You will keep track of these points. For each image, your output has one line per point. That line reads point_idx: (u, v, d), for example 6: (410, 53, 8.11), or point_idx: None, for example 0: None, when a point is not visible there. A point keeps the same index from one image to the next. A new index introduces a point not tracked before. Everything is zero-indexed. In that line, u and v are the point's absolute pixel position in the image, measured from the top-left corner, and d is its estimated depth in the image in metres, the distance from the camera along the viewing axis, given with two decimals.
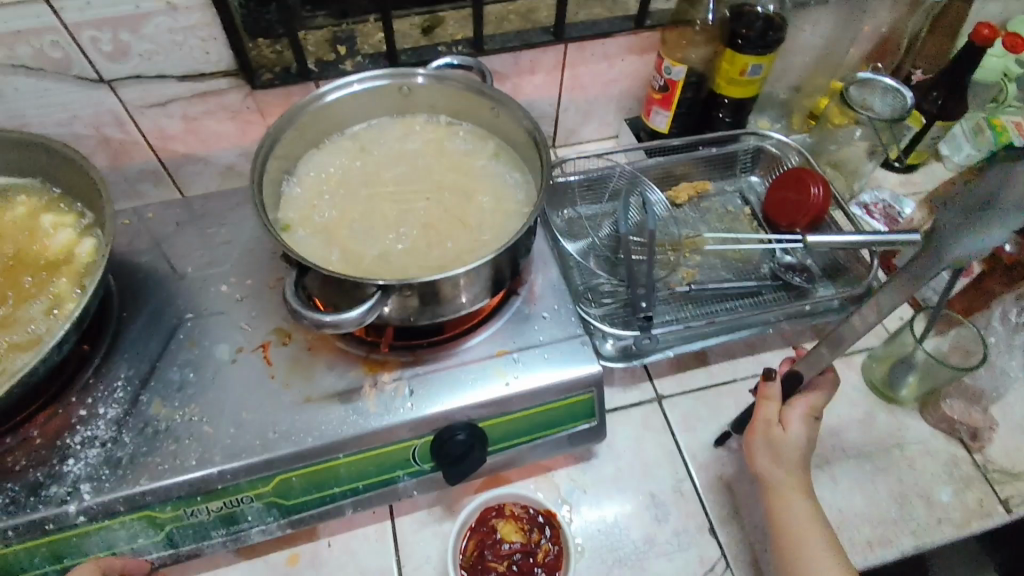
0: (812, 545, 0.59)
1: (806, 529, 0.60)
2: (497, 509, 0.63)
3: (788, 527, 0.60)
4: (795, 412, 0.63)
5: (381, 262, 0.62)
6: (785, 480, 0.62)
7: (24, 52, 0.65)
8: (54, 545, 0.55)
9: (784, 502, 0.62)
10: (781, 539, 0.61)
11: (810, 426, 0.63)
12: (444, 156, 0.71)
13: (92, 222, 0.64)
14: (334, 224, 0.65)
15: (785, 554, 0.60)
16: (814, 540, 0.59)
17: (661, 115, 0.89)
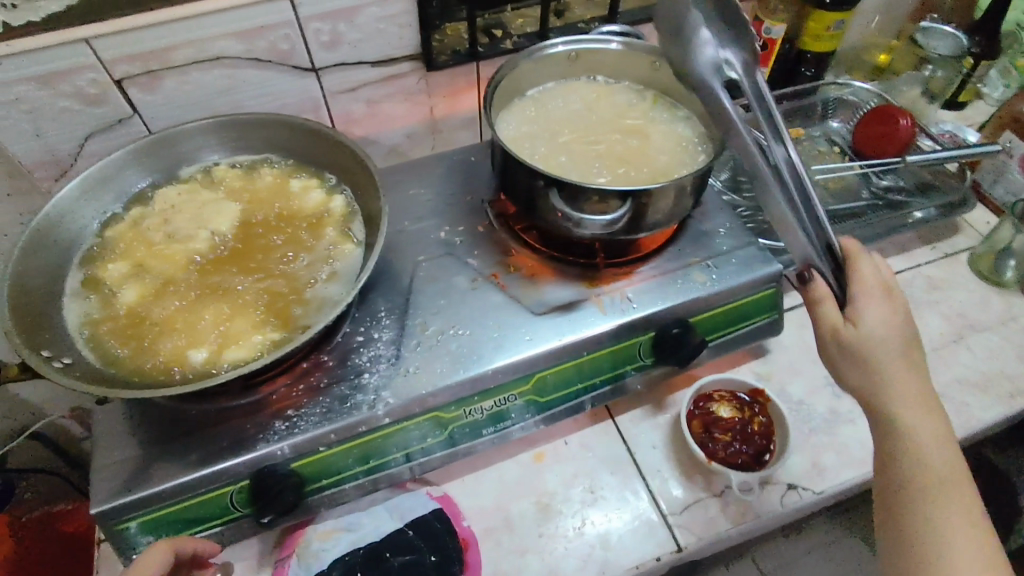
0: (922, 454, 0.54)
1: (910, 434, 0.55)
2: (708, 395, 0.75)
3: (894, 437, 0.55)
4: (873, 301, 0.57)
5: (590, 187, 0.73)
6: (901, 384, 0.56)
7: (260, 45, 0.76)
8: (364, 446, 0.65)
9: (885, 421, 0.56)
10: (886, 449, 0.56)
11: (887, 311, 0.57)
12: (613, 109, 0.82)
13: (338, 181, 0.74)
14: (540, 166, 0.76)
15: (887, 459, 0.56)
16: (925, 446, 0.54)
17: (758, 72, 1.03)
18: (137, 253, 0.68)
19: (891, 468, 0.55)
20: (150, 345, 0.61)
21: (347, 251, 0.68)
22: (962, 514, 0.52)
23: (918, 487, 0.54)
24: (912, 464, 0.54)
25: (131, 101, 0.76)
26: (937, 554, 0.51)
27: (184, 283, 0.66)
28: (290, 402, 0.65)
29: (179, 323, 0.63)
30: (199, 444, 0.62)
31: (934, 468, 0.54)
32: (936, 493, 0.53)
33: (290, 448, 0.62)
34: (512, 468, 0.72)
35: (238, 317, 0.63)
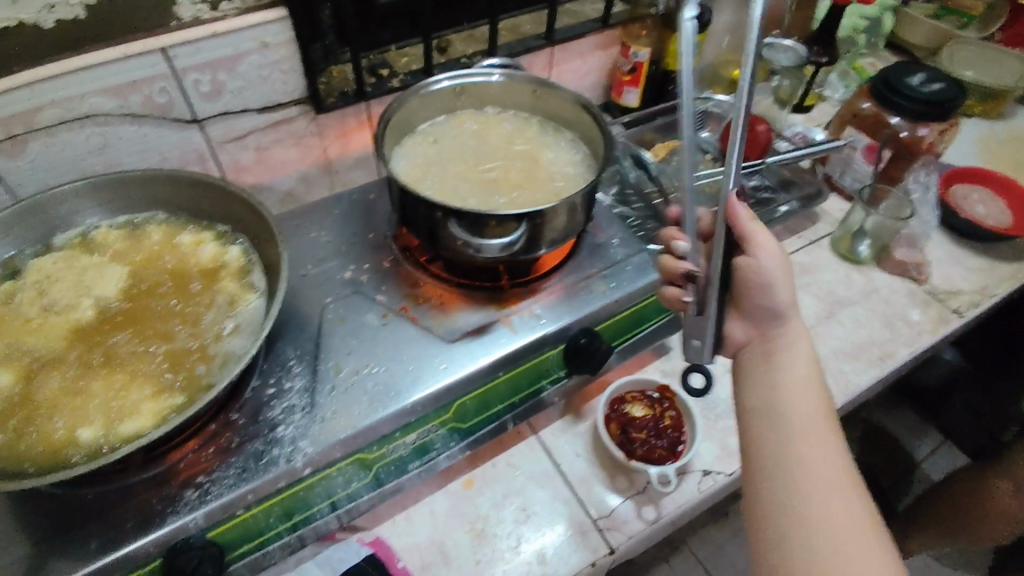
0: (801, 371, 0.62)
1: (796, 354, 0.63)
2: (621, 398, 0.78)
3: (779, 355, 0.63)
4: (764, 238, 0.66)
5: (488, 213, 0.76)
6: (784, 313, 0.65)
7: (135, 100, 0.75)
8: (286, 502, 0.62)
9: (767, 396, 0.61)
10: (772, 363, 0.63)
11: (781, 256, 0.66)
12: (500, 135, 0.86)
13: (231, 232, 0.73)
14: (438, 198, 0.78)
15: (771, 372, 0.62)
16: (804, 367, 0.62)
17: (632, 92, 1.11)
18: (7, 330, 0.63)
19: (770, 381, 0.62)
20: (32, 427, 0.56)
21: (248, 302, 0.66)
22: (829, 425, 0.58)
23: (792, 395, 0.60)
24: (787, 378, 0.61)
25: None
26: (803, 449, 0.56)
27: (67, 356, 0.61)
28: (200, 468, 0.61)
29: (65, 400, 0.58)
30: (100, 528, 0.58)
31: (808, 384, 0.60)
32: (808, 402, 0.59)
33: (204, 517, 0.58)
34: (443, 500, 0.72)
35: (133, 385, 0.59)
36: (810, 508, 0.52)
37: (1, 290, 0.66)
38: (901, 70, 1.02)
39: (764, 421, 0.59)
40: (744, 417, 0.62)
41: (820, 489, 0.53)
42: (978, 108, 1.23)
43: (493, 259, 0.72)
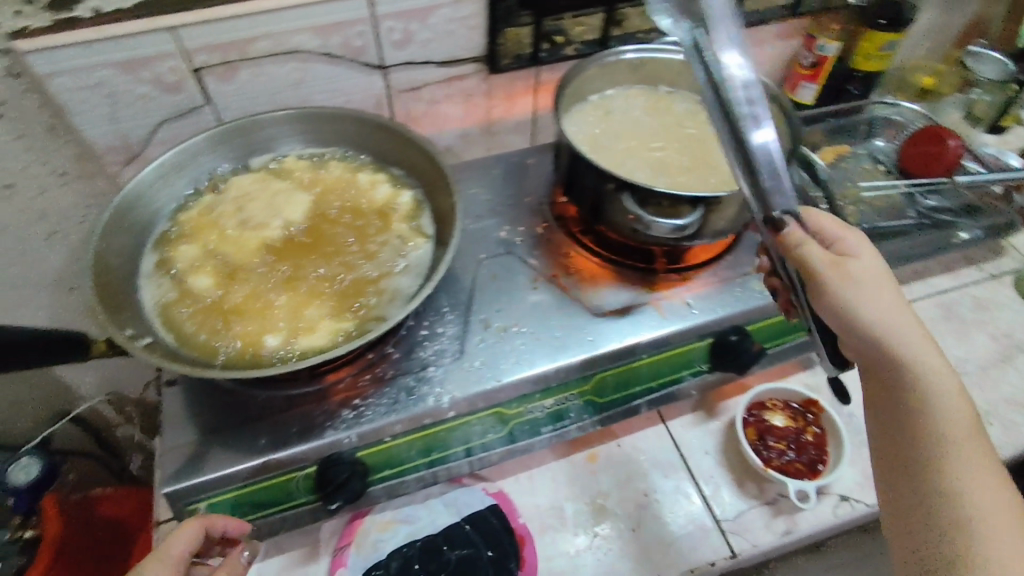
0: (928, 382, 0.50)
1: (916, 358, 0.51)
2: (761, 403, 0.75)
3: (896, 364, 0.51)
4: (837, 228, 0.56)
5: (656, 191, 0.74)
6: (890, 306, 0.52)
7: (335, 41, 0.79)
8: (428, 439, 0.65)
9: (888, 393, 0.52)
10: (889, 380, 0.52)
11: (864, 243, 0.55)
12: (672, 116, 0.84)
13: (405, 176, 0.76)
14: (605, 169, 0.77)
15: (893, 395, 0.52)
16: (932, 368, 0.51)
17: (808, 88, 1.05)
18: (208, 239, 0.70)
19: (892, 404, 0.52)
20: (224, 328, 0.62)
21: (418, 244, 0.69)
22: (976, 443, 0.49)
23: (927, 418, 0.50)
24: (915, 396, 0.50)
25: (204, 91, 0.78)
26: (958, 487, 0.47)
27: (256, 269, 0.67)
28: (356, 392, 0.65)
29: (252, 308, 0.64)
30: (268, 428, 0.63)
31: (942, 394, 0.50)
32: (948, 423, 0.49)
33: (357, 437, 0.62)
34: (566, 468, 0.73)
35: (311, 305, 0.64)
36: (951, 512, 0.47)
37: (205, 202, 0.73)
38: None
39: (897, 462, 0.51)
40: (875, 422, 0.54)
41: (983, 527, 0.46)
42: None
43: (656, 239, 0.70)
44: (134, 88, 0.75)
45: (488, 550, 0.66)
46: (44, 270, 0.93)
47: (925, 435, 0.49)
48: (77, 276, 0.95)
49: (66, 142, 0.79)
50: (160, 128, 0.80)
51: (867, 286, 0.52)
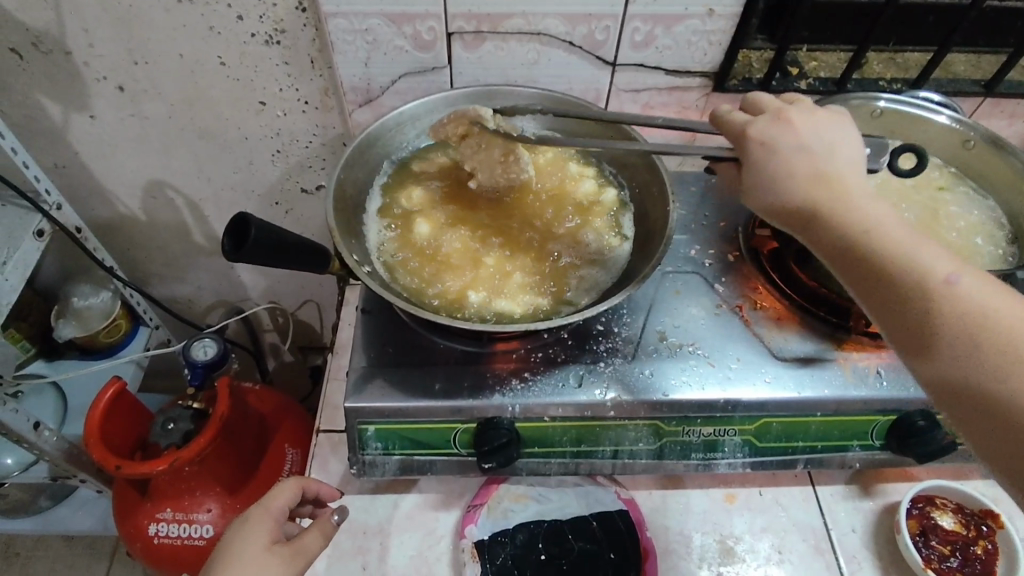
0: (951, 293, 0.46)
1: (928, 269, 0.48)
2: (928, 498, 0.70)
3: (905, 287, 0.48)
4: (816, 123, 0.55)
5: None
6: (891, 224, 0.50)
7: (581, 32, 0.81)
8: (582, 430, 0.67)
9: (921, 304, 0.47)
10: (904, 308, 0.48)
11: (828, 122, 0.56)
12: (902, 174, 0.79)
13: (613, 173, 0.79)
14: None
15: (911, 322, 0.48)
16: (950, 271, 0.47)
17: None
18: (429, 195, 0.77)
19: (917, 331, 0.47)
20: (433, 280, 0.69)
21: (616, 242, 0.73)
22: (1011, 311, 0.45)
23: (970, 328, 0.45)
24: (942, 309, 0.46)
25: (450, 55, 0.83)
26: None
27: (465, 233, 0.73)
28: (527, 365, 0.68)
29: (459, 268, 0.70)
30: (443, 375, 0.67)
31: (973, 300, 0.46)
32: (998, 321, 0.44)
33: (520, 409, 0.65)
34: (702, 500, 0.72)
35: (509, 279, 0.69)
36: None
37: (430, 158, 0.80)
38: None
39: (953, 386, 0.45)
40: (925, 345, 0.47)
41: None
42: None
43: None
44: (393, 39, 0.81)
45: (611, 551, 0.66)
46: (260, 182, 1.03)
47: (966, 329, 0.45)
48: (284, 194, 1.06)
49: (319, 76, 0.88)
50: (400, 80, 0.86)
51: (850, 196, 0.52)
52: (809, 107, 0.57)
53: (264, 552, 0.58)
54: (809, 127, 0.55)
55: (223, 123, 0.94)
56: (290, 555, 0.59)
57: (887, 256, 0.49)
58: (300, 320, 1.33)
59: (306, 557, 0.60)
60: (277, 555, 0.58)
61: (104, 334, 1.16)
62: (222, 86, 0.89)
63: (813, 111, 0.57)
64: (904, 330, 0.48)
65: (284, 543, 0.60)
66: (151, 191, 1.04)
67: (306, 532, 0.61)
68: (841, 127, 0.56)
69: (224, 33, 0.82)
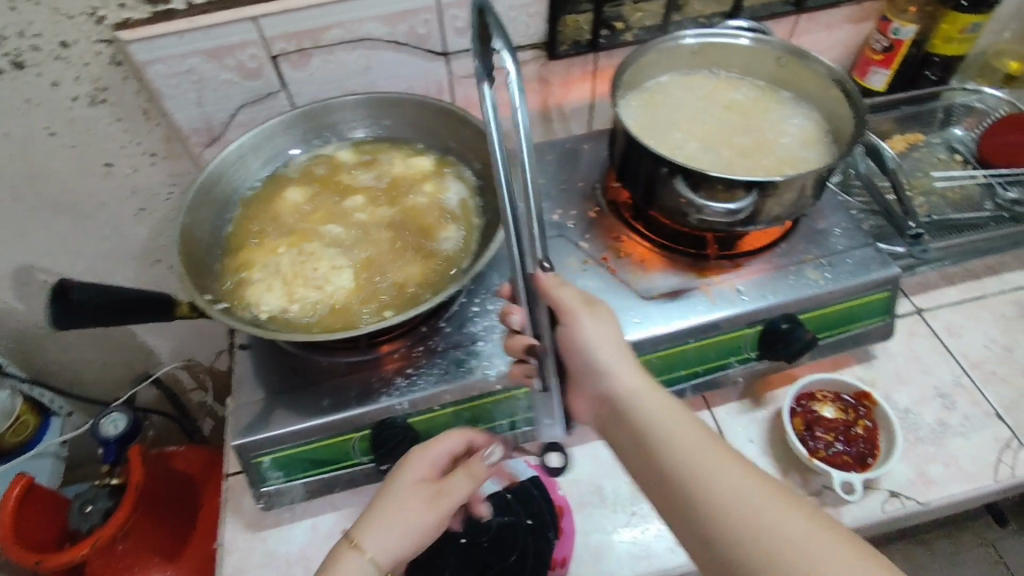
0: (730, 492, 0.49)
1: (714, 479, 0.50)
2: (808, 394, 0.75)
3: (696, 495, 0.50)
4: (598, 327, 0.59)
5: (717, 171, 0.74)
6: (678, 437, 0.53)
7: (402, 29, 0.82)
8: (475, 410, 0.68)
9: (700, 496, 0.50)
10: (674, 488, 0.51)
11: (609, 330, 0.60)
12: (732, 100, 0.83)
13: (455, 159, 0.82)
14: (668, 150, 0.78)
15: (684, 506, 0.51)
16: (730, 479, 0.50)
17: (879, 74, 1.01)
18: (244, 287, 0.71)
19: (684, 508, 0.51)
20: (350, 321, 0.68)
21: (470, 226, 0.76)
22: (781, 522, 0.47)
23: (742, 532, 0.47)
24: (716, 516, 0.48)
25: (281, 77, 0.83)
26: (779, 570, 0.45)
27: (325, 282, 0.71)
28: (411, 361, 0.69)
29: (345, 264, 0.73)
30: (330, 391, 0.68)
31: (749, 514, 0.48)
32: (767, 542, 0.46)
33: (409, 404, 0.66)
34: (609, 447, 0.75)
35: (397, 258, 0.73)
36: None
37: (271, 198, 0.78)
38: None
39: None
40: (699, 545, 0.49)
41: None
42: None
43: (711, 224, 0.71)
44: (218, 74, 0.80)
45: (528, 518, 0.68)
46: (132, 244, 1.01)
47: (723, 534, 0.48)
48: (161, 251, 1.03)
49: (157, 125, 0.86)
50: (238, 113, 0.86)
51: (631, 417, 0.56)
52: (593, 308, 0.60)
53: (411, 491, 0.59)
54: (598, 329, 0.59)
55: (74, 193, 0.91)
56: (434, 499, 0.59)
57: (676, 462, 0.52)
58: (219, 372, 1.30)
59: (450, 503, 0.59)
60: (422, 496, 0.59)
61: (11, 434, 1.11)
62: (60, 157, 0.86)
63: (590, 315, 0.59)
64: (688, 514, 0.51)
65: (432, 484, 0.60)
66: (20, 278, 1.01)
67: (456, 477, 0.60)
68: (616, 337, 0.60)
69: (43, 103, 0.80)
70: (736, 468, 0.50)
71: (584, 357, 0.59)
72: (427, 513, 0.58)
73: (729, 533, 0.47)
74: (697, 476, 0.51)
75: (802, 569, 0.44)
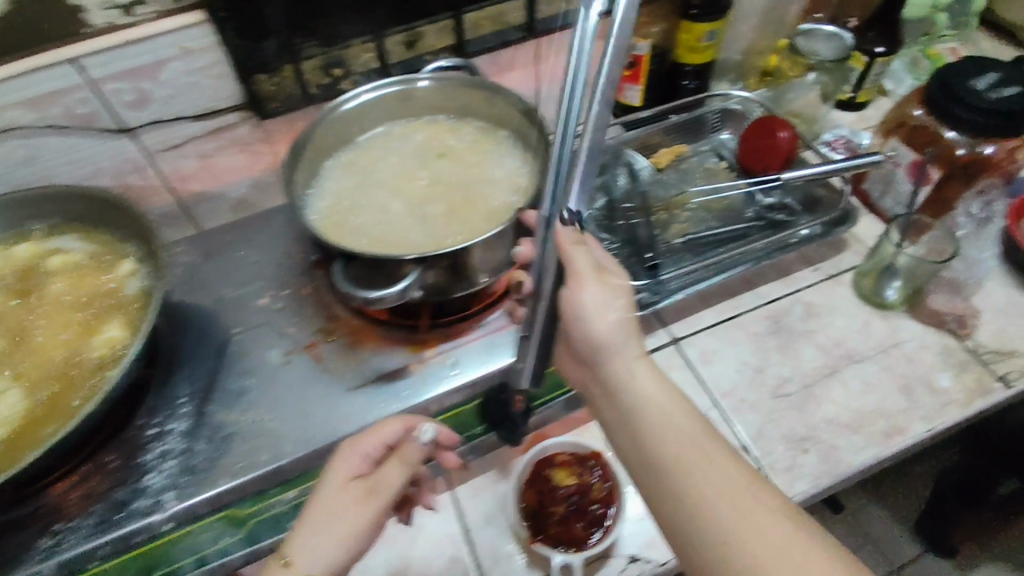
0: (717, 479, 0.46)
1: (718, 457, 0.48)
2: (548, 460, 0.69)
3: (676, 480, 0.47)
4: (601, 293, 0.54)
5: (415, 238, 0.67)
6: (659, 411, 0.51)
7: (56, 112, 0.71)
8: (146, 557, 0.61)
9: (692, 479, 0.47)
10: (658, 474, 0.49)
11: (614, 300, 0.55)
12: (447, 148, 0.76)
13: (113, 233, 0.69)
14: (369, 220, 0.70)
15: (660, 491, 0.48)
16: (717, 467, 0.47)
17: (632, 90, 0.96)
18: None
19: (665, 492, 0.48)
20: None
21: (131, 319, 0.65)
22: (760, 510, 0.45)
23: (729, 520, 0.44)
24: (697, 501, 0.46)
25: None
26: (740, 559, 0.43)
27: None
28: (65, 511, 0.59)
29: None
30: None
31: (731, 504, 0.45)
32: (731, 527, 0.44)
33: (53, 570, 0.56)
34: None
35: (41, 381, 0.62)
36: None
37: None
38: (965, 67, 0.80)
39: (687, 564, 0.46)
40: (670, 538, 0.47)
41: None
42: None
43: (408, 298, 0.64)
44: None
45: None
46: None
47: (703, 520, 0.45)
48: None
49: None
50: None
51: (637, 394, 0.52)
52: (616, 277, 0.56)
53: (339, 490, 0.53)
54: (607, 293, 0.55)
55: None
56: (364, 496, 0.54)
57: (676, 442, 0.49)
58: None
59: (384, 493, 0.55)
60: (352, 492, 0.53)
61: None
62: None
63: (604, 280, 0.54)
64: (668, 499, 0.48)
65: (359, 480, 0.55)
66: None
67: (384, 466, 0.56)
68: (620, 310, 0.55)
69: None
70: (719, 448, 0.48)
71: (591, 330, 0.54)
72: (359, 512, 0.52)
73: (697, 523, 0.45)
74: (697, 460, 0.48)
75: (746, 556, 0.43)
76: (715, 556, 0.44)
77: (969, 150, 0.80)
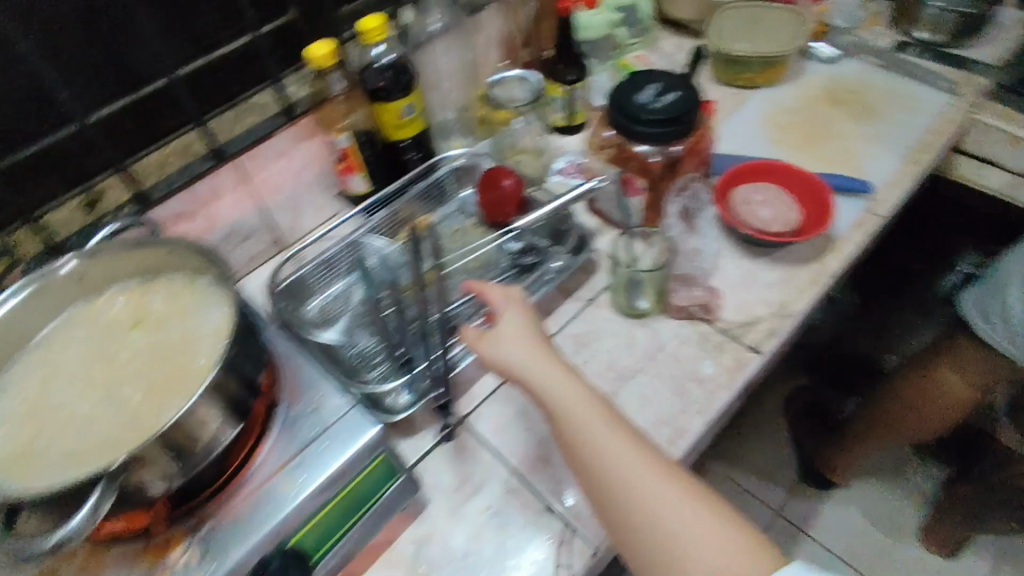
0: (593, 445, 0.60)
1: (581, 435, 0.61)
2: None
3: (582, 447, 0.60)
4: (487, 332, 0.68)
5: (113, 436, 0.59)
6: (582, 410, 0.62)
7: None
8: None
9: (581, 450, 0.61)
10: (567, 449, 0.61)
11: (522, 322, 0.68)
12: (142, 314, 0.69)
13: None
14: (56, 434, 0.60)
15: (577, 457, 0.61)
16: (597, 433, 0.60)
17: (356, 179, 0.96)
18: None
19: (578, 458, 0.61)
20: None
21: None
22: (636, 455, 0.60)
23: (602, 476, 0.59)
24: (601, 460, 0.59)
25: None
26: (629, 495, 0.58)
27: None
28: None
29: None
30: None
31: (608, 461, 0.59)
32: (616, 475, 0.59)
33: None
34: None
35: None
36: (670, 502, 0.57)
37: None
38: (632, 85, 0.86)
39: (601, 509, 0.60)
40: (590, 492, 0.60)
41: (649, 511, 0.57)
42: (759, 79, 1.14)
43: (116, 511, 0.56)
44: None
45: None
46: None
47: (611, 473, 0.59)
48: None
49: None
50: None
51: (549, 393, 0.63)
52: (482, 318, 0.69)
53: None
54: (493, 327, 0.67)
55: None
56: None
57: (562, 424, 0.62)
58: None
59: None
60: None
61: None
62: None
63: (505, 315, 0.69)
64: (579, 464, 0.61)
65: None
66: None
67: None
68: (506, 332, 0.67)
69: None
70: (610, 418, 0.62)
71: (507, 346, 0.66)
72: None
73: (620, 470, 0.59)
74: (576, 437, 0.61)
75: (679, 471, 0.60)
76: (613, 500, 0.58)
77: (660, 158, 0.87)
